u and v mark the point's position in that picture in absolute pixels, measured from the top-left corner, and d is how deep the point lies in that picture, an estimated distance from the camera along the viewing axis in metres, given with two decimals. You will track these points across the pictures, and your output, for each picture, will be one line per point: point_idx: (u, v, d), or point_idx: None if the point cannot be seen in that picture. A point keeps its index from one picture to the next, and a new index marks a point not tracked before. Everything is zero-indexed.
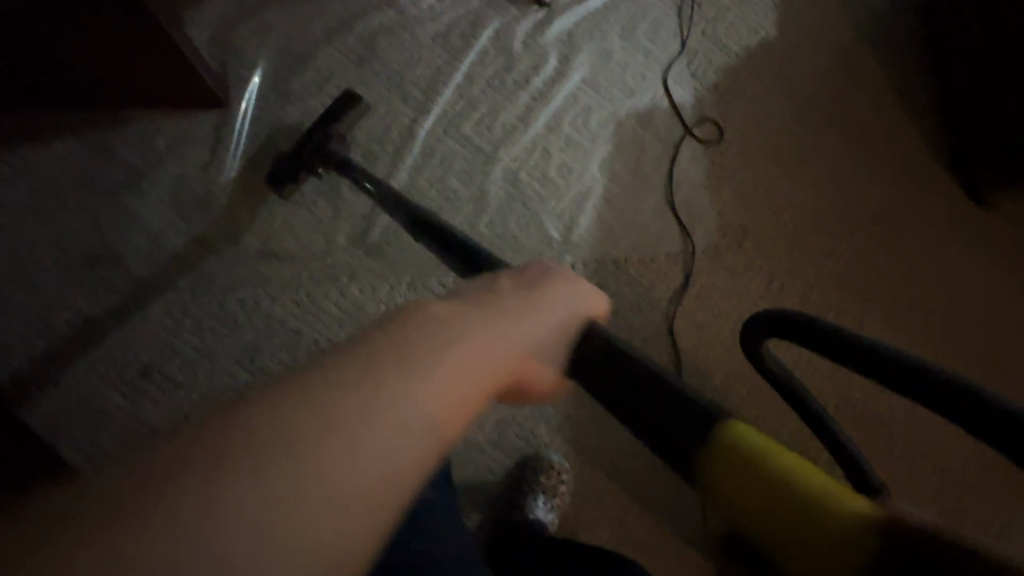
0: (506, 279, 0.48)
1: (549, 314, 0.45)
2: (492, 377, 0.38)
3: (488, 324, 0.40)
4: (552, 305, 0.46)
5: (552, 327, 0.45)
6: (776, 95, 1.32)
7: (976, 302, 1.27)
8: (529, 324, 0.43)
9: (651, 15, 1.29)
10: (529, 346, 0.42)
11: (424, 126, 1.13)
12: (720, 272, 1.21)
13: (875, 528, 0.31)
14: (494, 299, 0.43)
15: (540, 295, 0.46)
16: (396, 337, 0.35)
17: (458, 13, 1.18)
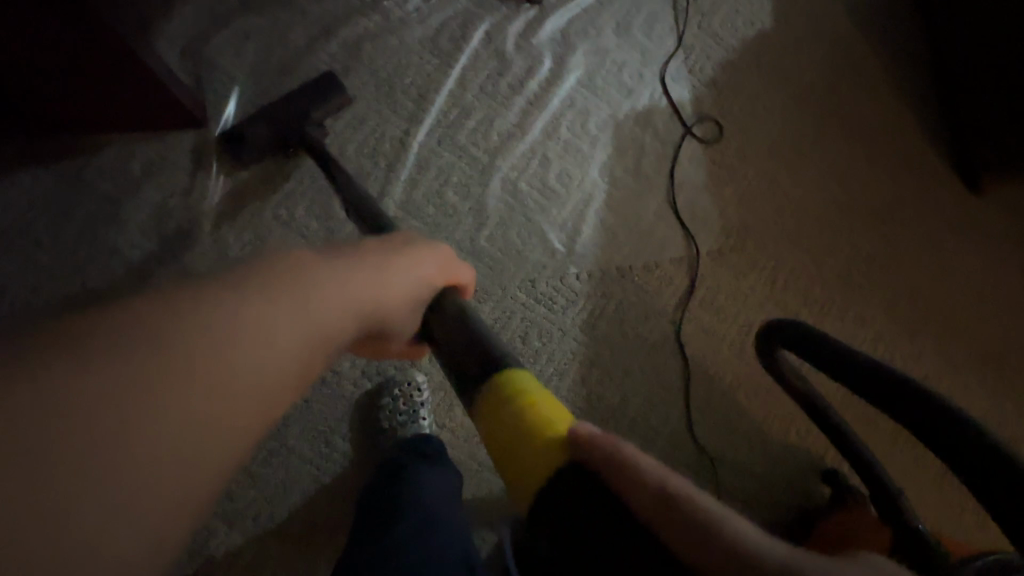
0: (380, 240, 0.54)
1: (412, 271, 0.53)
2: (363, 312, 0.45)
3: (358, 270, 0.47)
4: (415, 266, 0.53)
5: (416, 281, 0.53)
6: (773, 89, 1.29)
7: (960, 292, 1.32)
8: (394, 275, 0.50)
9: (646, 10, 1.24)
10: (396, 293, 0.49)
11: (417, 137, 1.07)
12: (726, 275, 1.19)
13: (560, 455, 0.41)
14: (362, 253, 0.50)
15: (403, 254, 0.53)
16: (280, 272, 0.40)
17: (446, 14, 1.12)
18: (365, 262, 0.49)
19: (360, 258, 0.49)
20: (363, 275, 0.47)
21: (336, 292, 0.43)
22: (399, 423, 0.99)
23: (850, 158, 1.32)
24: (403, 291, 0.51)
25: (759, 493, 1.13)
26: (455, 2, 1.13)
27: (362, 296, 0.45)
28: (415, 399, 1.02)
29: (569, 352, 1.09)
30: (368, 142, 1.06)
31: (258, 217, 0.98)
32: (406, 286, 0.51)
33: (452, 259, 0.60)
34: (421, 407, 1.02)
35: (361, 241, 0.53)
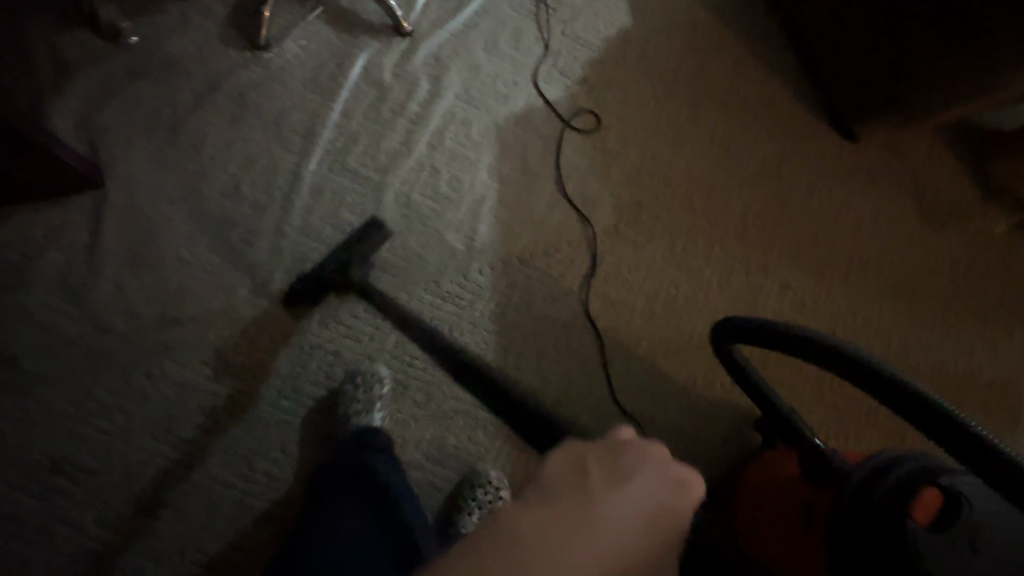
0: (597, 457, 0.52)
1: (635, 501, 0.49)
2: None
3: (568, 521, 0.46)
4: (640, 491, 0.50)
5: (636, 514, 0.48)
6: (644, 77, 1.40)
7: (853, 232, 1.40)
8: (608, 516, 0.47)
9: (512, 26, 1.35)
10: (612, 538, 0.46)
11: (308, 167, 1.15)
12: (624, 248, 1.26)
13: None
14: (579, 490, 0.49)
15: (626, 475, 0.51)
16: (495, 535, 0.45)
17: (323, 56, 1.22)
18: (572, 506, 0.48)
19: (568, 496, 0.49)
20: (575, 531, 0.46)
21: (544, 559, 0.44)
22: (357, 410, 1.00)
23: (729, 127, 1.41)
24: (613, 528, 0.47)
25: (690, 449, 1.15)
26: (331, 44, 1.23)
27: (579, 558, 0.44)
28: (376, 390, 1.03)
29: (483, 344, 1.13)
30: (262, 177, 1.12)
31: (159, 262, 1.04)
32: (621, 519, 0.47)
33: (681, 476, 0.52)
34: (380, 399, 1.03)
35: (582, 470, 0.51)
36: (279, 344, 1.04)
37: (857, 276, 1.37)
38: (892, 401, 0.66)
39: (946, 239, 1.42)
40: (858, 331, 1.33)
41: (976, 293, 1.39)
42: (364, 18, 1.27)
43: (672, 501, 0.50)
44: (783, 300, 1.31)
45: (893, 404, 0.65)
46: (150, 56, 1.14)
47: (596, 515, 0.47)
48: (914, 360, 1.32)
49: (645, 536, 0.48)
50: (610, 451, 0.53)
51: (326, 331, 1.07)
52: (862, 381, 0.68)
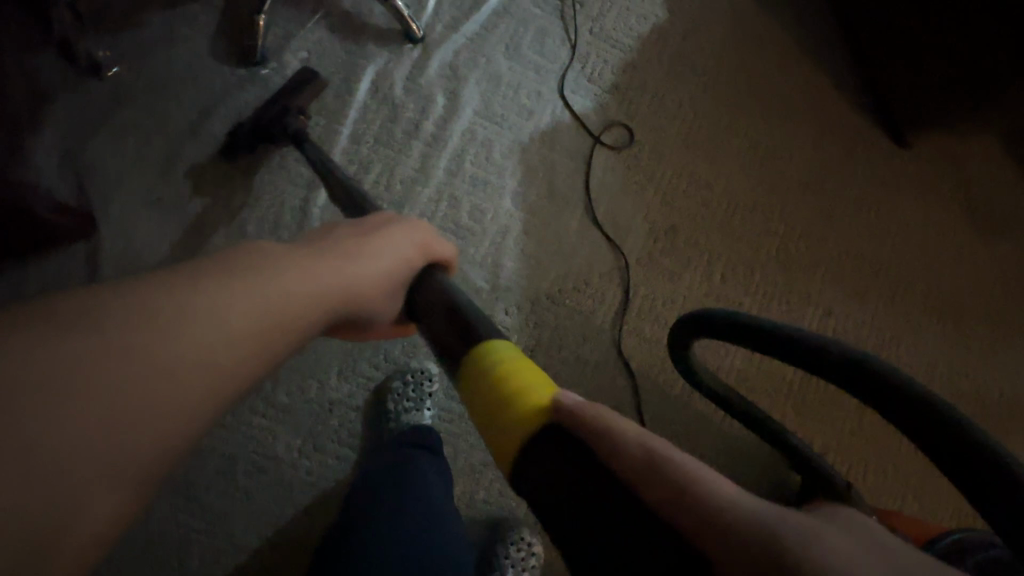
0: (348, 233, 0.60)
1: (381, 249, 0.58)
2: (325, 292, 0.48)
3: (319, 258, 0.51)
4: (387, 245, 0.59)
5: (386, 256, 0.57)
6: (681, 80, 1.27)
7: (903, 250, 1.30)
8: (359, 254, 0.55)
9: (535, 25, 1.21)
10: (361, 267, 0.54)
11: (317, 202, 1.05)
12: (659, 279, 1.17)
13: (531, 430, 0.39)
14: (330, 243, 0.56)
15: (380, 236, 0.60)
16: (234, 268, 0.43)
17: (327, 71, 1.09)
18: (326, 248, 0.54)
19: (313, 247, 0.53)
20: (322, 258, 0.51)
21: (288, 267, 0.47)
22: (406, 409, 0.98)
23: (772, 135, 1.29)
24: (363, 260, 0.55)
25: None
26: (335, 56, 1.10)
27: (320, 281, 0.48)
28: (427, 388, 1.01)
29: None
30: (269, 216, 1.03)
31: None
32: (370, 261, 0.55)
33: (432, 241, 0.65)
34: (430, 397, 1.02)
35: (334, 235, 0.58)
36: (298, 400, 0.99)
37: (903, 299, 1.29)
38: (868, 397, 0.53)
39: (1002, 254, 1.33)
40: (903, 358, 1.25)
41: None
42: (371, 23, 1.13)
43: (418, 252, 0.61)
44: (825, 328, 1.23)
45: (870, 401, 0.53)
46: (135, 80, 1.02)
47: (343, 250, 0.54)
48: (962, 388, 1.26)
49: (390, 273, 0.57)
50: (348, 230, 0.61)
51: (345, 384, 1.01)
52: (830, 372, 0.57)
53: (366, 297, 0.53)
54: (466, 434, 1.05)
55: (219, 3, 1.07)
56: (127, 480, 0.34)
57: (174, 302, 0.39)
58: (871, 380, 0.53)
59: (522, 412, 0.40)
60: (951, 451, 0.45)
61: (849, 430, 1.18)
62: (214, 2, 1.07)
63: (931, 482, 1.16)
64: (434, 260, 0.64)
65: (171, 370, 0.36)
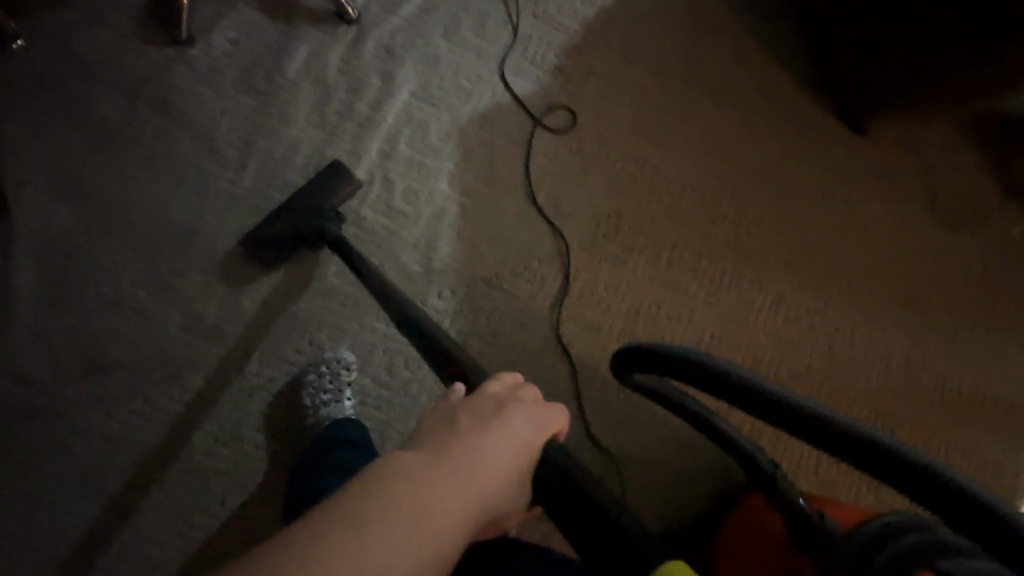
0: (463, 412, 0.52)
1: (500, 446, 0.48)
2: (450, 530, 0.42)
3: (446, 472, 0.45)
4: (506, 438, 0.49)
5: (504, 452, 0.48)
6: (627, 64, 1.24)
7: (856, 234, 1.28)
8: (482, 464, 0.47)
9: (476, 8, 1.19)
10: (484, 483, 0.46)
11: (244, 184, 1.02)
12: (602, 264, 1.14)
13: None
14: (448, 443, 0.47)
15: (499, 419, 0.51)
16: (366, 510, 0.40)
17: (257, 52, 1.07)
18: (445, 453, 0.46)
19: (437, 447, 0.47)
20: (444, 480, 0.44)
21: (408, 516, 0.41)
22: (324, 405, 0.92)
23: (721, 121, 1.26)
24: (483, 467, 0.46)
25: (670, 479, 1.06)
26: (266, 37, 1.08)
27: (448, 516, 0.43)
28: (343, 378, 0.95)
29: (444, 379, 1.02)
30: (191, 198, 1.01)
31: (80, 302, 0.95)
32: (494, 466, 0.47)
33: (548, 410, 0.54)
34: (349, 387, 0.96)
35: (454, 418, 0.51)
36: (217, 387, 0.95)
37: (860, 287, 1.25)
38: (867, 466, 0.55)
39: (961, 243, 1.30)
40: (857, 346, 1.22)
41: (988, 300, 1.28)
42: (304, 5, 1.11)
43: (535, 436, 0.51)
44: (776, 315, 1.20)
45: (868, 469, 0.55)
46: (57, 61, 1.00)
47: (465, 456, 0.46)
48: (919, 379, 1.22)
49: (510, 473, 0.48)
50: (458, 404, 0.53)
51: (268, 370, 0.97)
52: (829, 438, 0.58)
53: (493, 513, 0.46)
54: (392, 424, 0.99)
55: None
56: None
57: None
58: (875, 453, 0.54)
59: None
60: (973, 527, 0.47)
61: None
62: None
63: None
64: (554, 435, 0.53)
65: None
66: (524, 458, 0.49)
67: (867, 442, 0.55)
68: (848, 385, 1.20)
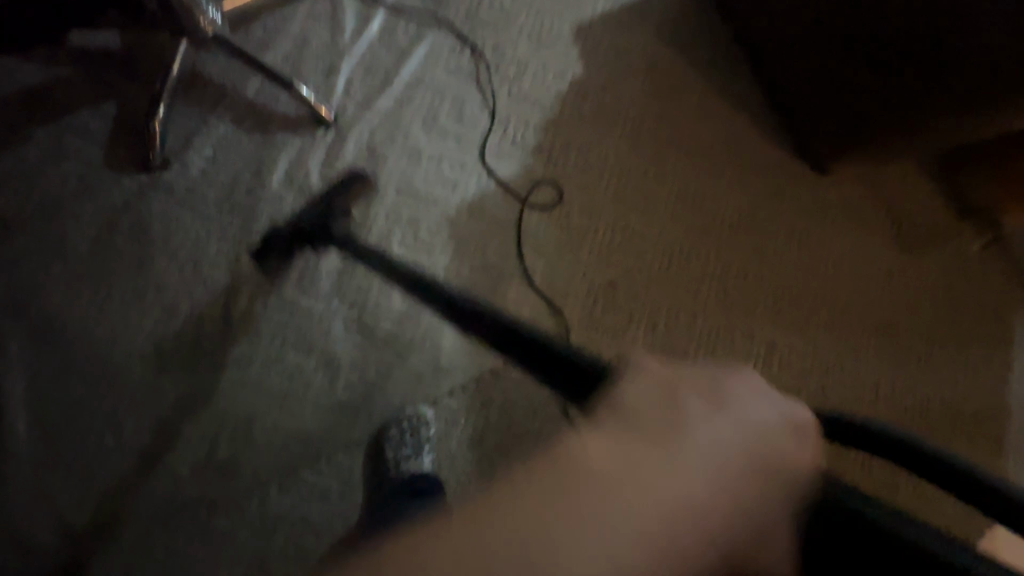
0: (690, 386, 0.51)
1: (741, 435, 0.48)
2: (683, 513, 0.44)
3: (665, 452, 0.47)
4: (740, 422, 0.49)
5: (742, 438, 0.48)
6: (603, 133, 1.27)
7: (831, 272, 1.34)
8: (703, 447, 0.47)
9: (451, 95, 1.20)
10: (721, 471, 0.46)
11: (240, 307, 1.01)
12: (603, 338, 1.16)
13: None
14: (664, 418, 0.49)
15: (723, 400, 0.50)
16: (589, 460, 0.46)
17: (235, 167, 1.05)
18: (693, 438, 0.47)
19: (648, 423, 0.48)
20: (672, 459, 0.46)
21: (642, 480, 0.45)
22: (406, 456, 0.94)
23: (697, 178, 1.31)
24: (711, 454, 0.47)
25: None
26: (242, 151, 1.06)
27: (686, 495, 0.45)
28: (422, 433, 0.98)
29: (462, 476, 0.99)
30: (186, 329, 0.98)
31: (82, 452, 0.92)
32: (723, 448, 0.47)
33: (794, 420, 0.50)
34: (428, 442, 0.98)
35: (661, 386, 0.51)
36: (236, 523, 0.92)
37: (840, 322, 1.32)
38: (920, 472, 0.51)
39: (925, 264, 1.40)
40: (847, 380, 1.29)
41: (956, 317, 1.37)
42: (277, 112, 1.10)
43: (783, 428, 0.49)
44: (770, 362, 1.25)
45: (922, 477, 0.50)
46: (29, 205, 1.00)
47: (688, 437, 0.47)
48: (906, 404, 1.30)
49: (750, 460, 0.47)
50: (680, 373, 0.52)
51: (286, 497, 0.94)
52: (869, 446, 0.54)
53: (738, 542, 0.46)
54: None
55: (110, 109, 1.05)
56: None
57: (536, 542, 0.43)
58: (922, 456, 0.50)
59: None
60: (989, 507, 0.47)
61: (829, 452, 1.06)
62: (106, 107, 1.05)
63: None
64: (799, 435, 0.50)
65: None
66: (761, 459, 0.48)
67: (901, 443, 0.52)
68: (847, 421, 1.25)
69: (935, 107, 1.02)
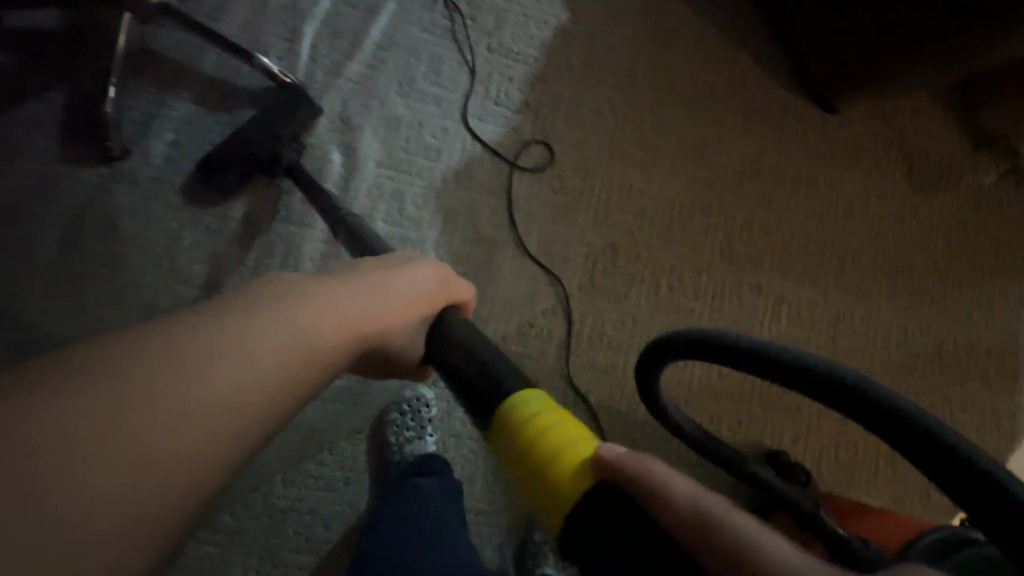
0: (379, 265, 0.68)
1: (402, 292, 0.63)
2: (346, 331, 0.55)
3: (343, 294, 0.58)
4: (411, 281, 0.65)
5: (410, 297, 0.63)
6: (593, 83, 1.18)
7: (840, 216, 1.28)
8: (380, 293, 0.62)
9: (427, 53, 1.10)
10: (382, 314, 0.60)
11: (222, 300, 0.95)
12: (606, 303, 1.12)
13: (591, 479, 0.43)
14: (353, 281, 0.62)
15: (401, 271, 0.66)
16: (263, 302, 0.52)
17: (201, 150, 0.99)
18: (359, 288, 0.60)
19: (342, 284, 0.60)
20: (347, 294, 0.58)
21: (308, 311, 0.53)
22: (409, 438, 0.97)
23: (696, 126, 1.23)
24: (387, 296, 0.61)
25: None
26: (207, 132, 0.99)
27: (343, 324, 0.55)
28: (424, 415, 0.99)
29: (471, 453, 1.02)
30: None
31: None
32: (393, 300, 0.61)
33: (453, 283, 0.71)
34: (430, 422, 1.00)
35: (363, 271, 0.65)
36: (245, 517, 0.93)
37: (850, 268, 1.27)
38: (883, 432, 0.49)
39: (938, 201, 1.34)
40: (859, 327, 1.25)
41: (970, 255, 1.33)
42: (240, 86, 1.02)
43: (439, 292, 0.67)
44: (779, 315, 1.21)
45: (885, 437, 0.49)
46: None
47: (365, 287, 0.61)
48: (918, 347, 1.27)
49: (406, 317, 0.62)
50: (381, 262, 0.70)
51: (294, 487, 0.95)
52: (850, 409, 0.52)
53: (388, 335, 0.60)
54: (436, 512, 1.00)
55: (58, 96, 0.97)
56: (177, 488, 0.41)
57: (173, 369, 0.43)
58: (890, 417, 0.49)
59: (565, 475, 0.44)
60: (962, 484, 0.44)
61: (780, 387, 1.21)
62: (54, 95, 0.97)
63: (901, 448, 1.20)
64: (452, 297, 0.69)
65: (179, 424, 0.42)
66: (422, 300, 0.64)
67: (894, 413, 0.49)
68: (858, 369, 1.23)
69: (959, 27, 0.95)
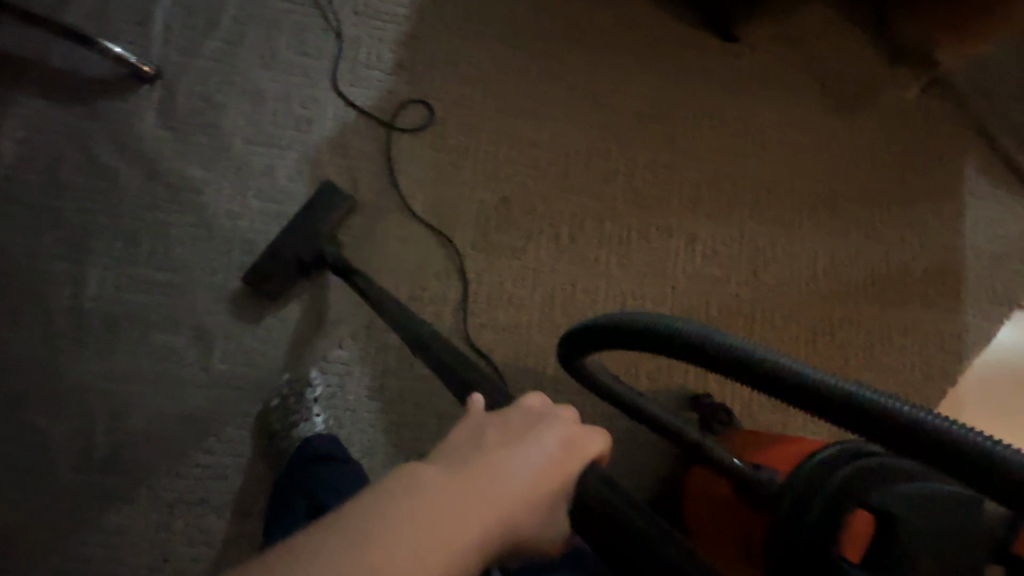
0: (502, 421, 0.45)
1: (522, 467, 0.41)
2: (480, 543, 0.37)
3: (475, 486, 0.39)
4: (538, 446, 0.43)
5: (530, 474, 0.41)
6: (470, 36, 1.13)
7: (751, 146, 1.22)
8: (504, 472, 0.40)
9: (289, 23, 1.07)
10: (517, 510, 0.39)
11: (92, 295, 0.93)
12: (502, 259, 1.07)
13: None
14: (476, 456, 0.41)
15: (526, 430, 0.45)
16: (377, 516, 0.35)
17: (57, 146, 0.96)
18: (471, 488, 0.38)
19: (468, 464, 0.40)
20: (477, 487, 0.38)
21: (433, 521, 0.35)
22: (293, 418, 0.91)
23: (586, 69, 1.18)
24: (512, 479, 0.40)
25: (629, 456, 1.05)
26: (61, 127, 0.97)
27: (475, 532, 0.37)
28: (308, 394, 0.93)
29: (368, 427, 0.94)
30: (39, 330, 0.92)
31: None
32: (518, 480, 0.40)
33: (586, 433, 0.47)
34: (316, 401, 0.93)
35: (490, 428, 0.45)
36: (131, 515, 0.88)
37: (768, 198, 1.21)
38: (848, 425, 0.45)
39: (858, 120, 1.28)
40: (781, 259, 1.19)
41: (897, 172, 1.26)
42: (88, 76, 0.99)
43: (567, 458, 0.44)
44: (693, 254, 1.16)
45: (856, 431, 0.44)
46: None
47: (494, 464, 0.41)
48: (848, 273, 1.21)
49: (539, 500, 0.41)
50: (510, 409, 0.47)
51: (180, 480, 0.90)
52: (771, 385, 0.49)
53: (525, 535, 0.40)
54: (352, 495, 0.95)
55: None
56: None
57: None
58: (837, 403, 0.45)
59: None
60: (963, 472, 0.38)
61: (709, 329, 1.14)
62: None
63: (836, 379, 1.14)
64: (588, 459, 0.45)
65: None
66: (553, 474, 0.42)
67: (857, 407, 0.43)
68: (783, 302, 1.17)
69: None
